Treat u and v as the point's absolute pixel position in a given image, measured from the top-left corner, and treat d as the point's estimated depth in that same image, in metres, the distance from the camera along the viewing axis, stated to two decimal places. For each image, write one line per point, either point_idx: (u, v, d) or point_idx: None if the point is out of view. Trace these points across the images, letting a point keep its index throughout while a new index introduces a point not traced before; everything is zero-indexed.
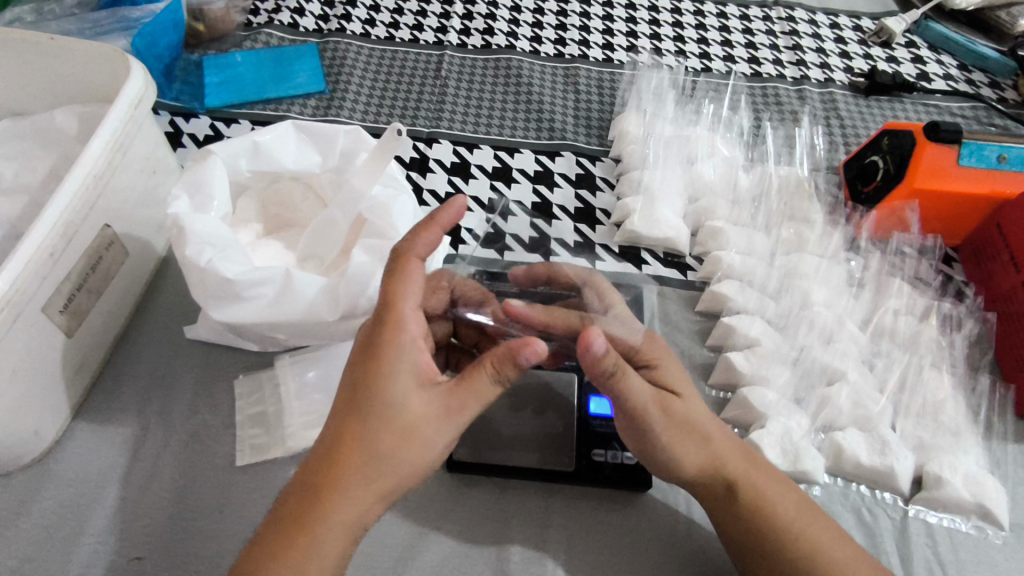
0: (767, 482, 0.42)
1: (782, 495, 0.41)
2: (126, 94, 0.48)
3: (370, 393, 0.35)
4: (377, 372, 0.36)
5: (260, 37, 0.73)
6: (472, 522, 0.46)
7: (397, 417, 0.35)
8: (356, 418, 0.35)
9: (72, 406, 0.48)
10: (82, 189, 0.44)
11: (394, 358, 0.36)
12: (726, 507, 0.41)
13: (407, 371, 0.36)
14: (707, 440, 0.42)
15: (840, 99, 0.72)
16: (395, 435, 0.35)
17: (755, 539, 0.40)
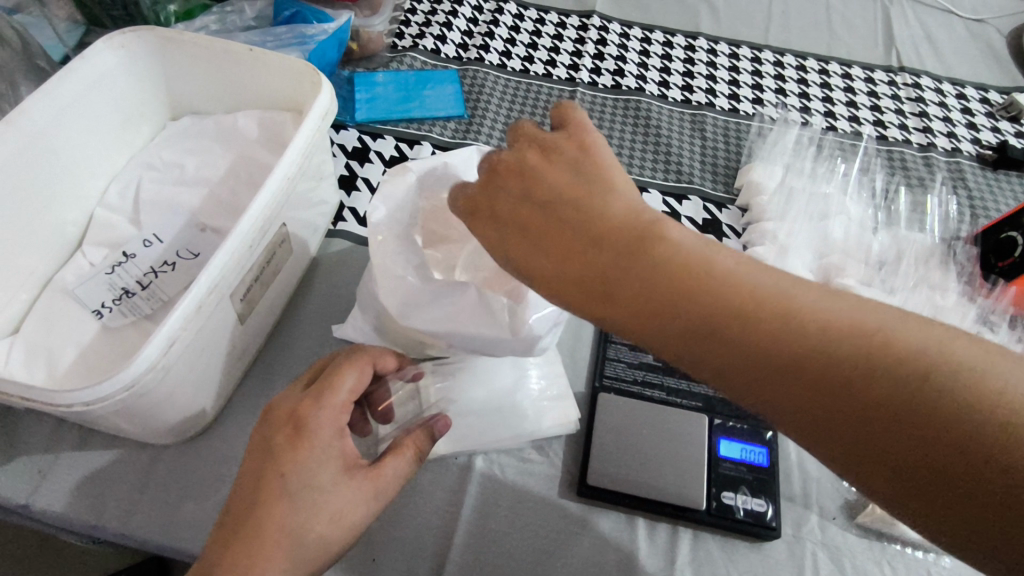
0: (795, 301, 0.30)
1: (825, 310, 0.29)
2: (317, 107, 0.52)
3: (293, 466, 0.36)
4: (297, 445, 0.37)
5: (406, 59, 0.78)
6: (600, 546, 0.47)
7: (320, 497, 0.36)
8: (272, 493, 0.35)
9: (231, 387, 0.52)
10: (277, 191, 0.48)
11: (318, 426, 0.38)
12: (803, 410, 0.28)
13: (332, 453, 0.38)
14: (650, 272, 0.31)
15: (968, 169, 0.72)
16: (324, 513, 0.36)
17: (857, 399, 0.27)
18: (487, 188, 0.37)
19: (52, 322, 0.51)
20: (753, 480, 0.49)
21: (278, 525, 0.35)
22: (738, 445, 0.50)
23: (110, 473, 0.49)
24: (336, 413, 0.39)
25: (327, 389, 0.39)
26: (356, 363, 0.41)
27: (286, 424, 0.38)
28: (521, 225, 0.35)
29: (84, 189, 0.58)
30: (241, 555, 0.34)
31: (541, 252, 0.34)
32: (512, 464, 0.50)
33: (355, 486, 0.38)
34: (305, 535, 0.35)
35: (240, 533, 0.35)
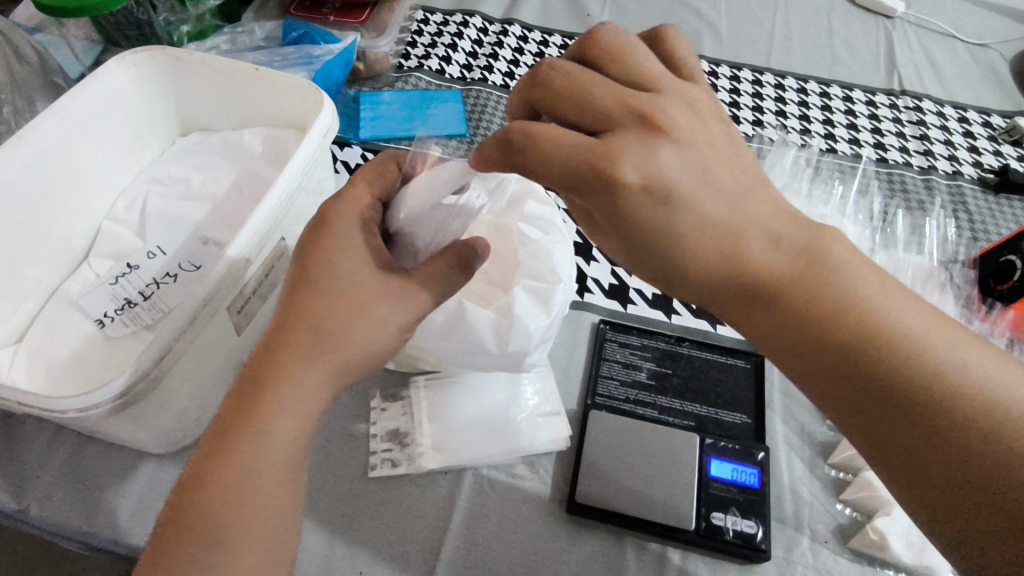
0: (877, 304, 0.36)
1: (901, 313, 0.36)
2: (318, 126, 0.54)
3: (320, 262, 0.39)
4: (325, 243, 0.40)
5: (411, 80, 0.79)
6: (588, 565, 0.47)
7: (348, 289, 0.39)
8: (301, 289, 0.39)
9: None
10: (276, 205, 0.49)
11: (338, 227, 0.41)
12: (847, 380, 0.36)
13: (348, 248, 0.40)
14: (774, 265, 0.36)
15: (969, 193, 0.72)
16: (346, 300, 0.39)
17: (887, 375, 0.35)
18: (642, 143, 0.35)
19: (56, 331, 0.52)
20: (743, 500, 0.48)
21: (308, 315, 0.38)
22: (729, 465, 0.50)
23: (105, 481, 0.49)
24: (357, 215, 0.42)
25: (345, 193, 0.43)
26: (368, 172, 0.45)
27: (311, 229, 0.42)
28: (654, 193, 0.35)
29: (92, 202, 0.60)
30: (280, 345, 0.38)
31: (651, 229, 0.36)
32: (502, 480, 0.50)
33: (382, 282, 0.40)
34: (328, 321, 0.38)
35: (281, 329, 0.38)
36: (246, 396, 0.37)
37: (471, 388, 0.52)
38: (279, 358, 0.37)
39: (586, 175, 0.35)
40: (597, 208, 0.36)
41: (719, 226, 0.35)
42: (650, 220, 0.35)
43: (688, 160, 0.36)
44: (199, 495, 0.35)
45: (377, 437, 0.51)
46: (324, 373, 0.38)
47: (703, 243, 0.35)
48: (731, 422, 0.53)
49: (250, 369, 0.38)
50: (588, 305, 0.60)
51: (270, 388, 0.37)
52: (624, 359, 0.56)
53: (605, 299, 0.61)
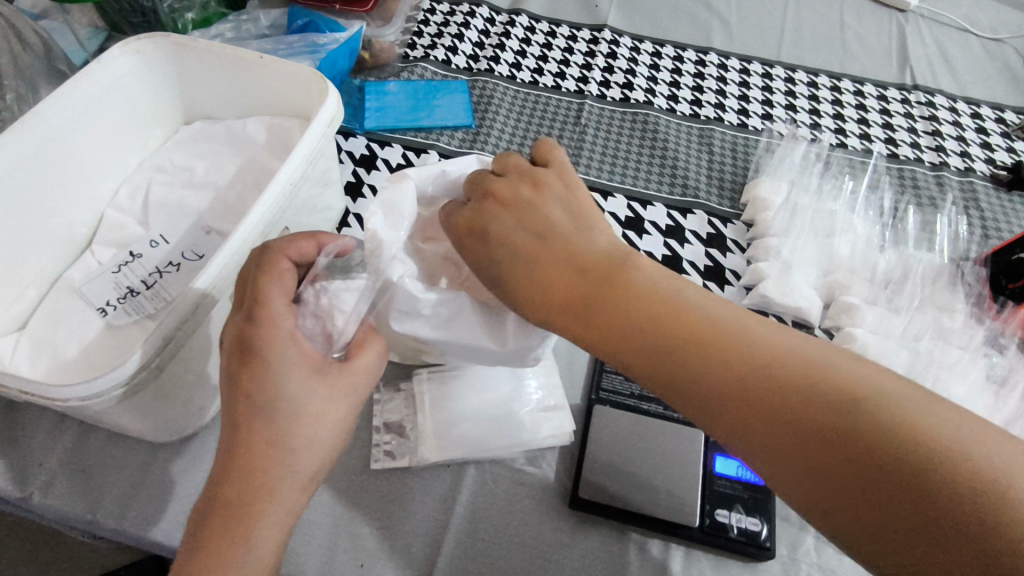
0: (755, 328, 0.35)
1: (747, 328, 0.35)
2: (323, 114, 0.53)
3: (260, 384, 0.36)
4: (257, 360, 0.36)
5: (416, 70, 0.79)
6: (591, 560, 0.47)
7: (298, 406, 0.36)
8: (248, 416, 0.35)
9: None
10: (280, 195, 0.49)
11: (267, 344, 0.36)
12: (730, 399, 0.33)
13: (287, 363, 0.37)
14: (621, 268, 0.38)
15: (981, 190, 0.71)
16: (304, 419, 0.36)
17: (786, 401, 0.32)
18: (561, 178, 0.43)
19: (58, 318, 0.52)
20: (748, 498, 0.48)
21: (262, 445, 0.35)
22: (734, 462, 0.49)
23: (105, 469, 0.49)
24: (280, 326, 0.37)
25: (259, 302, 0.38)
26: (274, 266, 0.39)
27: (235, 350, 0.37)
28: (513, 209, 0.40)
29: (95, 190, 0.59)
30: (235, 485, 0.34)
31: (565, 234, 0.40)
32: (505, 473, 0.50)
33: (326, 385, 0.38)
34: (292, 445, 0.36)
35: (230, 464, 0.35)
36: (217, 538, 0.34)
37: (475, 381, 0.52)
38: (244, 498, 0.34)
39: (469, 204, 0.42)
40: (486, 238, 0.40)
41: (581, 238, 0.40)
42: (520, 231, 0.40)
43: (571, 207, 0.41)
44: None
45: (380, 429, 0.51)
46: (298, 490, 0.36)
47: (567, 252, 0.39)
48: None
49: (208, 507, 0.34)
50: None
51: (248, 526, 0.34)
52: None
53: None
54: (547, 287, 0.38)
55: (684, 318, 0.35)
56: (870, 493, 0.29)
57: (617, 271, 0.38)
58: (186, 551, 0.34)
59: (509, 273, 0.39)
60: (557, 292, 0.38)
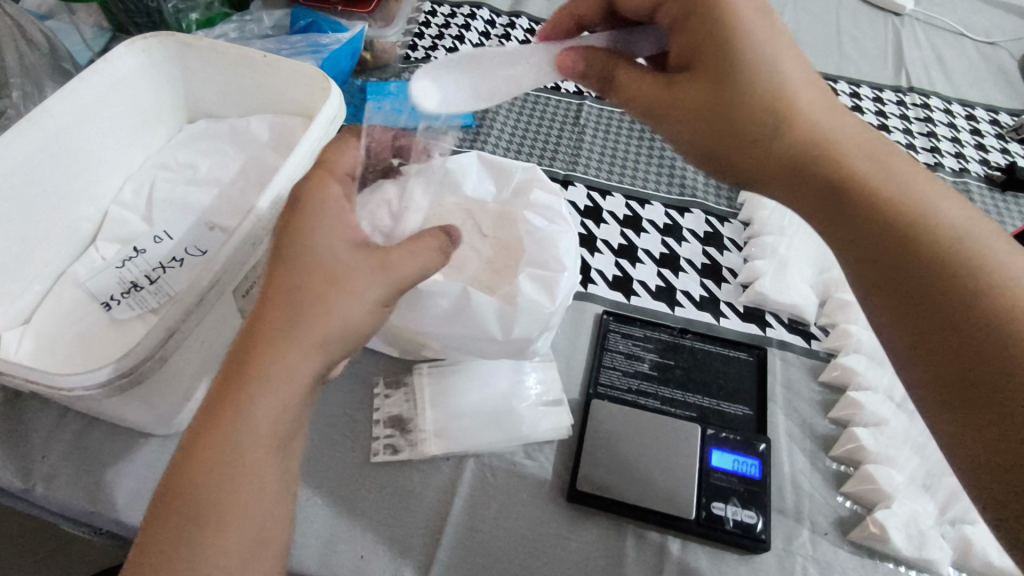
0: (940, 198, 0.38)
1: (949, 203, 0.38)
2: (325, 112, 0.54)
3: (303, 239, 0.37)
4: (299, 216, 0.38)
5: (417, 70, 0.80)
6: (588, 551, 0.47)
7: (318, 265, 0.37)
8: (282, 269, 0.36)
9: None
10: (282, 192, 0.50)
11: (309, 201, 0.38)
12: (886, 252, 0.37)
13: (331, 228, 0.38)
14: (818, 132, 0.40)
15: (975, 190, 0.71)
16: (343, 281, 0.37)
17: (938, 271, 0.36)
18: (769, 25, 0.42)
19: (63, 313, 0.52)
20: (744, 491, 0.48)
21: (292, 296, 0.36)
22: (730, 456, 0.50)
23: (109, 461, 0.50)
24: (333, 196, 0.39)
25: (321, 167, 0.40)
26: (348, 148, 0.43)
27: (287, 209, 0.39)
28: (754, 46, 0.41)
29: (100, 185, 0.60)
30: (263, 330, 0.35)
31: (757, 90, 0.41)
32: (504, 467, 0.51)
33: (358, 262, 0.38)
34: (326, 303, 0.36)
35: (264, 313, 0.36)
36: (232, 378, 0.35)
37: (475, 375, 0.53)
38: (263, 345, 0.35)
39: (708, 22, 0.41)
40: (722, 56, 0.41)
41: (825, 104, 0.42)
42: (771, 79, 0.41)
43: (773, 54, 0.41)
44: (191, 474, 0.33)
45: (379, 422, 0.52)
46: (321, 357, 0.36)
47: (818, 121, 0.41)
48: (733, 413, 0.53)
49: (240, 355, 0.35)
50: (591, 295, 0.61)
51: (249, 373, 0.34)
52: (627, 350, 0.57)
53: (608, 290, 0.61)
54: (746, 129, 0.41)
55: (874, 172, 0.39)
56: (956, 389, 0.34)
57: (847, 135, 0.41)
58: (218, 385, 0.35)
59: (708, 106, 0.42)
60: (793, 140, 0.41)
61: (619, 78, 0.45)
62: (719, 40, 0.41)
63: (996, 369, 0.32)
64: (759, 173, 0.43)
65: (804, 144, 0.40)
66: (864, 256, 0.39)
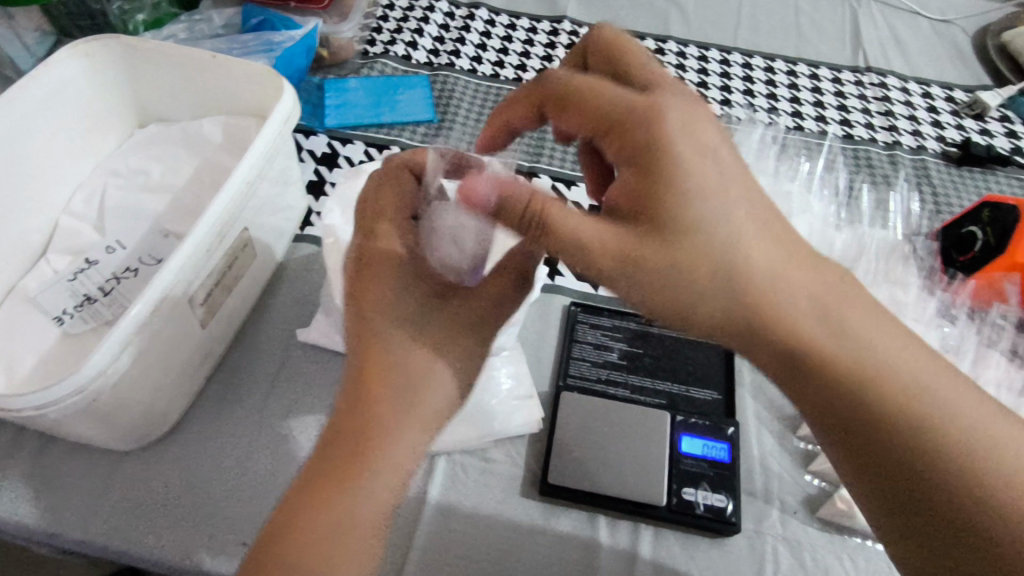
0: (849, 312, 0.35)
1: (859, 315, 0.35)
2: (278, 112, 0.53)
3: (368, 305, 0.39)
4: (375, 281, 0.39)
5: (376, 66, 0.78)
6: (561, 543, 0.47)
7: (410, 329, 0.39)
8: (370, 340, 0.38)
9: (194, 392, 0.52)
10: (236, 195, 0.48)
11: (381, 264, 0.39)
12: (815, 383, 0.35)
13: (409, 286, 0.40)
14: (733, 261, 0.34)
15: (932, 167, 0.73)
16: (421, 343, 0.39)
17: (859, 400, 0.34)
18: (675, 126, 0.36)
19: (14, 329, 0.51)
20: (714, 475, 0.49)
21: (389, 366, 0.38)
22: (700, 441, 0.50)
23: (70, 479, 0.48)
24: (397, 252, 0.40)
25: (378, 217, 0.41)
26: (398, 177, 0.43)
27: (360, 265, 0.40)
28: (683, 167, 0.35)
29: (49, 197, 0.58)
30: (363, 402, 0.37)
31: (671, 226, 0.34)
32: (475, 464, 0.50)
33: (440, 322, 0.41)
34: (420, 373, 0.39)
35: (364, 385, 0.37)
36: (349, 448, 0.37)
37: None
38: (363, 417, 0.37)
39: (632, 134, 0.36)
40: (654, 169, 0.35)
41: (761, 219, 0.35)
42: (696, 193, 0.34)
43: (708, 218, 0.34)
44: (296, 545, 0.36)
45: None
46: (420, 424, 0.39)
47: (753, 246, 0.34)
48: (702, 398, 0.54)
49: (334, 427, 0.38)
50: (558, 288, 0.60)
51: (371, 443, 0.37)
52: (596, 341, 0.56)
53: (575, 282, 0.61)
54: (683, 258, 0.34)
55: (795, 303, 0.34)
56: (884, 496, 0.35)
57: (798, 259, 0.35)
58: (320, 459, 0.37)
59: (642, 251, 0.34)
60: (714, 284, 0.34)
61: (542, 195, 0.41)
62: (645, 122, 0.36)
63: (921, 474, 0.33)
64: (706, 298, 0.34)
65: (733, 262, 0.34)
66: (797, 386, 0.36)
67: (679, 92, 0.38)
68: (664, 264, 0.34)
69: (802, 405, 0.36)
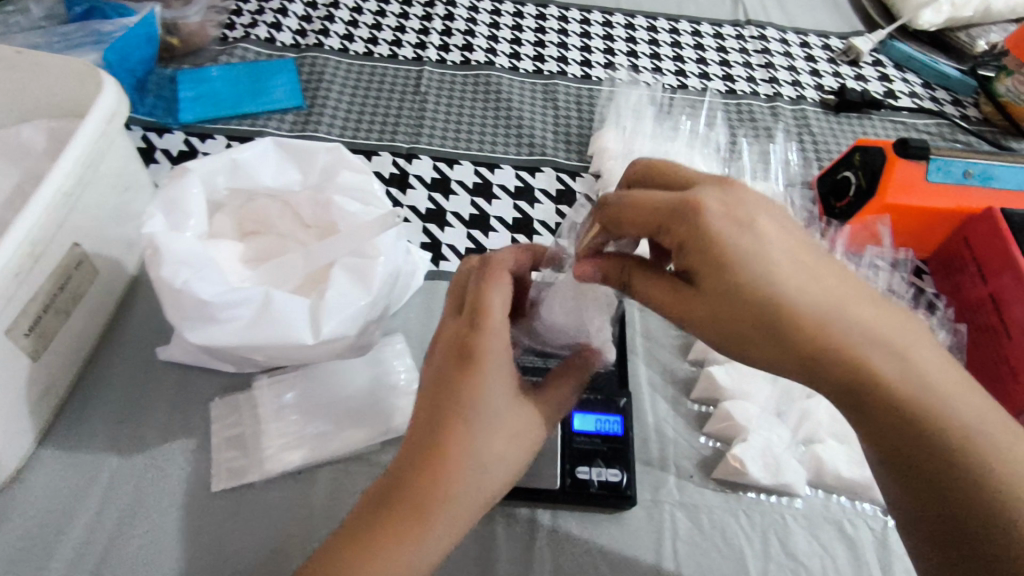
0: (907, 341, 0.33)
1: (919, 347, 0.33)
2: (99, 109, 0.46)
3: (474, 390, 0.34)
4: (478, 354, 0.35)
5: (236, 51, 0.72)
6: (457, 540, 0.45)
7: (499, 417, 0.35)
8: (454, 421, 0.34)
9: (38, 431, 0.47)
10: (51, 207, 0.43)
11: (492, 352, 0.35)
12: (866, 404, 0.33)
13: (506, 376, 0.36)
14: (796, 296, 0.33)
15: (812, 115, 0.73)
16: (510, 432, 0.35)
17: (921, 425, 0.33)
18: (723, 194, 0.34)
19: None
20: (607, 450, 0.48)
21: (460, 449, 0.33)
22: (592, 417, 0.49)
23: None
24: (502, 334, 0.36)
25: (485, 312, 0.36)
26: (494, 279, 0.37)
27: (456, 348, 0.35)
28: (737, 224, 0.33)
29: None
30: (427, 487, 0.32)
31: (733, 275, 0.33)
32: (362, 469, 0.47)
33: (524, 409, 0.37)
34: (480, 459, 0.34)
35: (434, 467, 0.33)
36: (399, 527, 0.32)
37: (321, 378, 0.50)
38: (440, 495, 0.33)
39: (682, 220, 0.34)
40: (710, 258, 0.33)
41: (821, 273, 0.33)
42: (752, 267, 0.33)
43: (769, 259, 0.33)
44: None
45: (219, 446, 0.47)
46: (477, 508, 0.34)
47: (805, 290, 0.33)
48: None
49: (382, 503, 0.33)
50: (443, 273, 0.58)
51: (419, 529, 0.32)
52: None
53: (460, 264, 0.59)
54: (739, 302, 0.33)
55: (859, 332, 0.33)
56: (936, 517, 0.33)
57: (875, 307, 0.33)
58: (348, 537, 0.32)
59: (713, 294, 0.34)
60: (769, 317, 0.33)
61: (635, 282, 0.38)
62: (689, 219, 0.33)
63: (963, 495, 0.32)
64: (762, 349, 0.34)
65: (805, 312, 0.32)
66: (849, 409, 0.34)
67: (714, 179, 0.36)
68: (728, 299, 0.33)
69: (865, 443, 0.35)
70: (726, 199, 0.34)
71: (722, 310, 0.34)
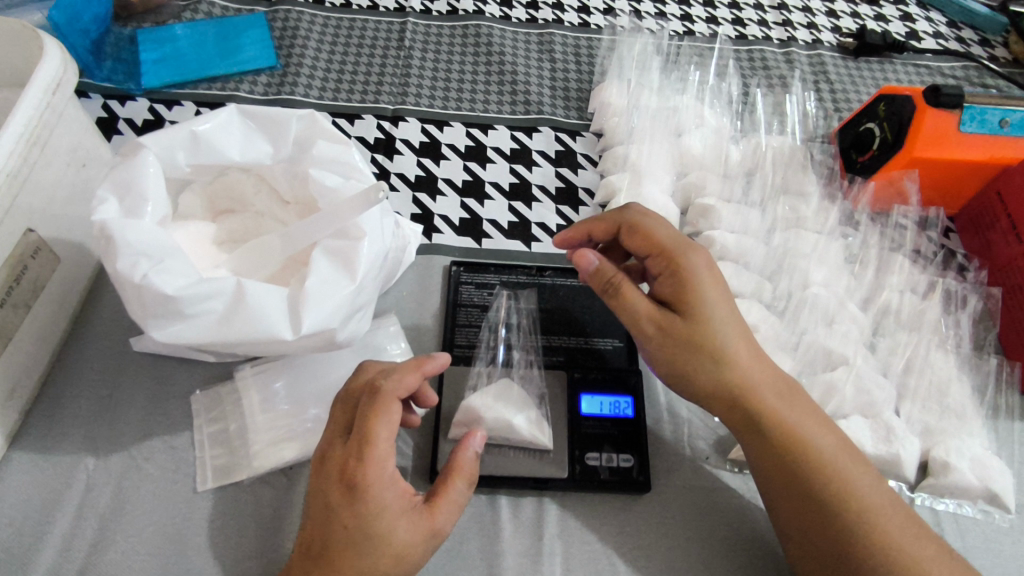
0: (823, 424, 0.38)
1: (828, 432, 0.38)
2: (39, 79, 0.41)
3: (356, 521, 0.33)
4: (360, 489, 0.33)
5: (201, 7, 0.66)
6: (463, 534, 0.42)
7: (382, 544, 0.33)
8: (340, 552, 0.33)
9: (8, 433, 0.43)
10: None
11: (374, 484, 0.33)
12: (779, 462, 0.37)
13: (388, 505, 0.34)
14: (736, 352, 0.38)
15: (829, 61, 0.68)
16: (394, 556, 0.34)
17: (825, 494, 0.36)
18: (706, 262, 0.40)
19: None
20: (618, 435, 0.45)
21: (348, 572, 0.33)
22: (600, 399, 0.46)
23: None
24: (384, 462, 0.34)
25: (367, 443, 0.34)
26: (379, 402, 0.35)
27: (339, 479, 0.34)
28: (705, 284, 0.39)
29: None
30: None
31: (698, 318, 0.38)
32: None
33: (414, 526, 0.35)
34: None
35: None
36: None
37: (312, 365, 0.47)
38: None
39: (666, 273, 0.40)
40: (684, 296, 0.39)
41: (755, 345, 0.39)
42: (706, 316, 0.38)
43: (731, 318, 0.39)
44: None
45: (207, 442, 0.45)
46: None
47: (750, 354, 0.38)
48: (602, 350, 0.49)
49: None
50: (437, 246, 0.53)
51: None
52: (482, 302, 0.50)
53: (454, 236, 0.54)
54: (698, 339, 0.38)
55: (777, 391, 0.38)
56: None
57: (797, 391, 0.38)
58: None
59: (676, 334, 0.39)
60: (722, 363, 0.38)
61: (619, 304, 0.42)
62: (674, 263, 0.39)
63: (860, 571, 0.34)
64: (700, 382, 0.39)
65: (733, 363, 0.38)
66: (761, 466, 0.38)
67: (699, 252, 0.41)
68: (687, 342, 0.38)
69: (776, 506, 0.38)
70: (706, 267, 0.40)
71: (687, 354, 0.39)
